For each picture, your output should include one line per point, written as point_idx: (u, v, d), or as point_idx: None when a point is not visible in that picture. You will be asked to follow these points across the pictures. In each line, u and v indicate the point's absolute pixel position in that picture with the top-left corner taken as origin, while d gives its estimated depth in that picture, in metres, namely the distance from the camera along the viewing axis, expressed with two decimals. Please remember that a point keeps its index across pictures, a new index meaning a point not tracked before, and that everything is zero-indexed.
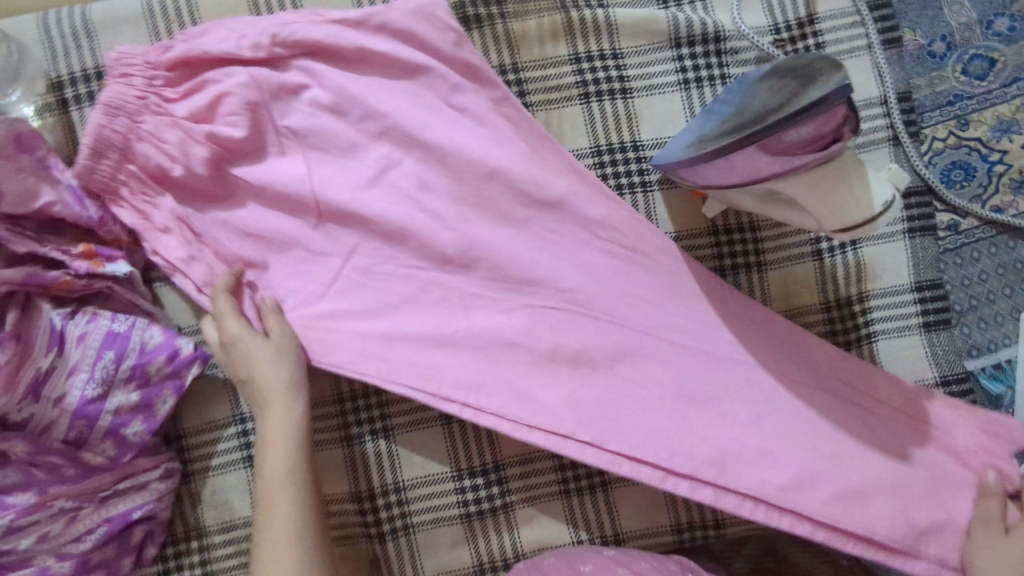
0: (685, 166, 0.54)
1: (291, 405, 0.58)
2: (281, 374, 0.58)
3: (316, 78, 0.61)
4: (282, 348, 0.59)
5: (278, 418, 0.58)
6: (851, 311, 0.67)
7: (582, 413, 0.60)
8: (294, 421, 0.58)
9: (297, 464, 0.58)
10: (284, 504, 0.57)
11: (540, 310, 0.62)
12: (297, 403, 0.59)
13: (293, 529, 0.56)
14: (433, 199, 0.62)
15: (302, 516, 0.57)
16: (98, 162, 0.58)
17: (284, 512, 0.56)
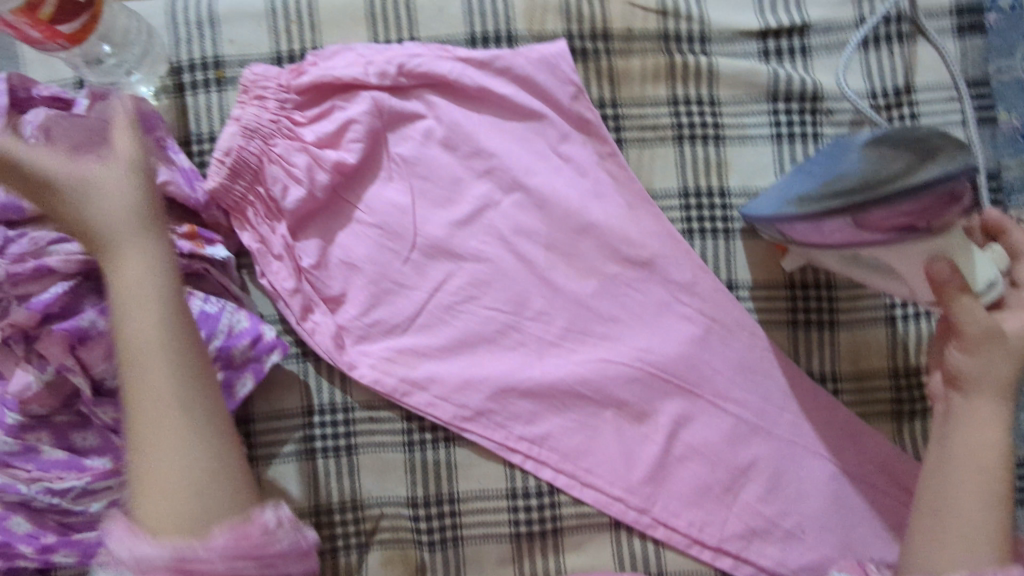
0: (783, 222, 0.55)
1: (152, 239, 0.51)
2: (113, 212, 0.50)
3: (434, 110, 0.66)
4: (128, 185, 0.51)
5: (136, 259, 0.51)
6: (919, 380, 0.67)
7: (633, 451, 0.66)
8: (155, 270, 0.51)
9: (168, 309, 0.50)
10: (159, 363, 0.50)
11: (614, 359, 0.66)
12: (156, 236, 0.52)
13: (168, 385, 0.50)
14: (529, 242, 0.67)
15: (178, 371, 0.50)
16: (233, 184, 0.62)
17: (147, 324, 0.50)
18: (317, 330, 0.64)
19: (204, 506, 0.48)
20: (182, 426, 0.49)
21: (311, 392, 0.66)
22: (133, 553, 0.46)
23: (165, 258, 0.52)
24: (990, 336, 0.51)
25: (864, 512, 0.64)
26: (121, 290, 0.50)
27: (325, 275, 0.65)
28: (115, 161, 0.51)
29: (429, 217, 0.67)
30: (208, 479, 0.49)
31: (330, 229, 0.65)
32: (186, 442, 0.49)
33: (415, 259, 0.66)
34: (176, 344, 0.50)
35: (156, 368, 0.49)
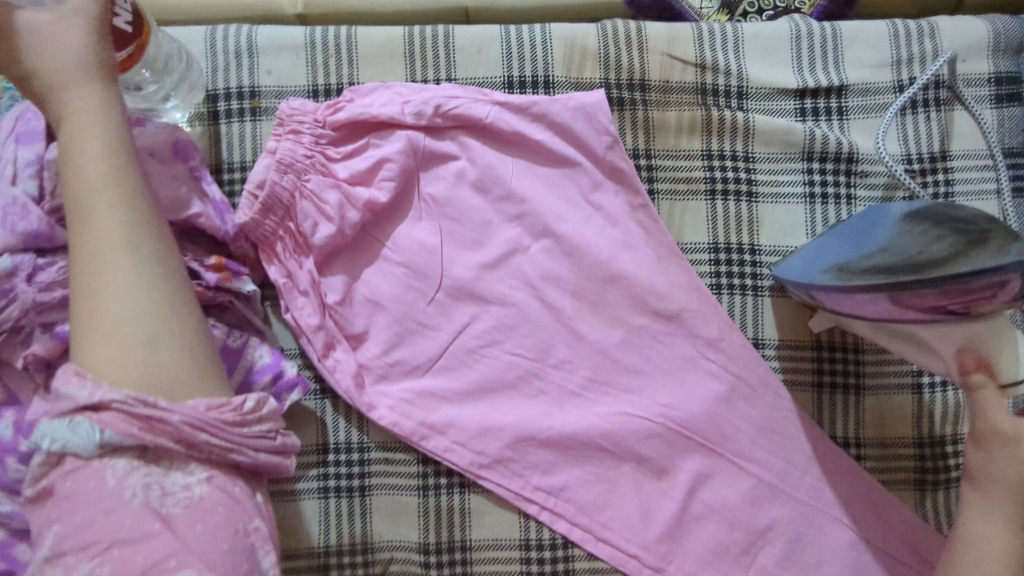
0: (816, 289, 0.54)
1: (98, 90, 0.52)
2: (61, 61, 0.51)
3: (468, 152, 0.66)
4: (84, 39, 0.52)
5: (81, 103, 0.52)
6: (944, 451, 0.66)
7: (650, 507, 0.65)
8: (102, 111, 0.53)
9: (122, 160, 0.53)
10: (105, 197, 0.52)
11: (636, 413, 0.65)
12: (103, 84, 0.53)
13: (116, 234, 0.52)
14: (556, 289, 0.66)
15: (124, 217, 0.52)
16: (264, 218, 0.62)
17: (105, 198, 0.52)
18: (338, 368, 0.63)
19: (157, 352, 0.51)
20: (129, 268, 0.51)
21: (327, 429, 0.65)
22: (89, 396, 0.48)
23: (110, 98, 0.53)
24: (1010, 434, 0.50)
25: None
26: (77, 152, 0.52)
27: (350, 312, 0.64)
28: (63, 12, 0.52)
29: (456, 259, 0.66)
30: (148, 312, 0.51)
31: (356, 266, 0.65)
32: (141, 283, 0.51)
33: (440, 300, 0.66)
34: (133, 200, 0.53)
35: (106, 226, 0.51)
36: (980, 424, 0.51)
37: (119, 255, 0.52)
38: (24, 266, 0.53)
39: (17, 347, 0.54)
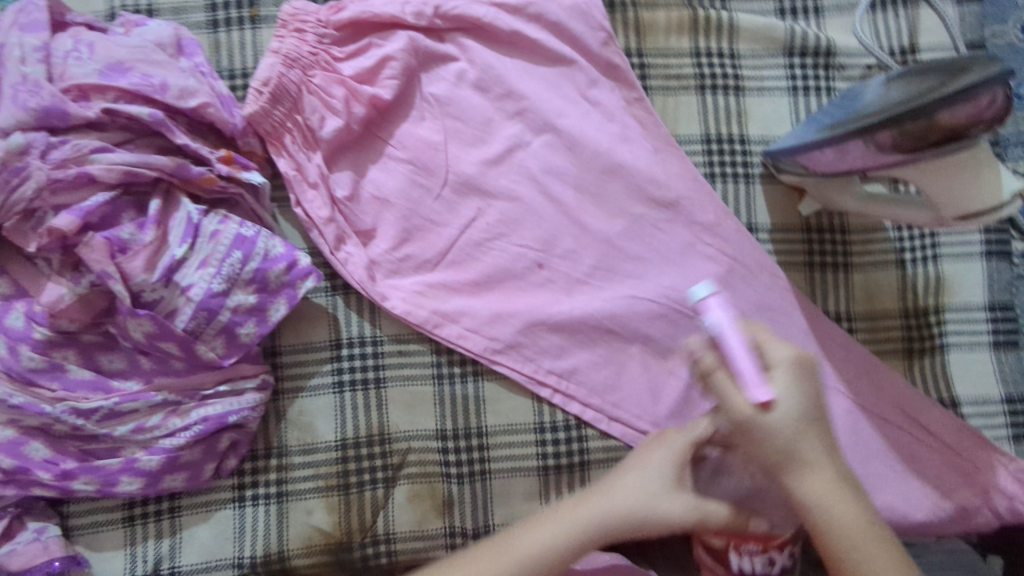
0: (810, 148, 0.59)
1: (616, 490, 0.55)
2: (678, 435, 0.57)
3: (466, 53, 0.69)
4: (657, 467, 0.55)
5: (655, 456, 0.56)
6: (927, 321, 0.70)
7: (656, 388, 0.67)
8: (563, 529, 0.55)
9: (681, 461, 0.56)
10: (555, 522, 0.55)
11: (642, 300, 0.67)
12: (669, 443, 0.57)
13: None
14: (557, 181, 0.69)
15: None
16: (272, 109, 0.63)
17: (633, 495, 0.54)
18: (350, 260, 0.65)
19: None
20: None
21: (339, 325, 0.66)
22: None
23: (604, 501, 0.55)
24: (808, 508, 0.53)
25: (884, 450, 0.67)
26: (569, 512, 0.56)
27: (358, 209, 0.66)
28: (621, 484, 0.55)
29: (460, 156, 0.68)
30: None
31: (362, 163, 0.67)
32: None
33: (446, 195, 0.68)
34: (552, 557, 0.54)
35: (597, 506, 0.55)
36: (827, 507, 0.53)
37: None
38: (37, 144, 0.54)
39: (28, 233, 0.55)
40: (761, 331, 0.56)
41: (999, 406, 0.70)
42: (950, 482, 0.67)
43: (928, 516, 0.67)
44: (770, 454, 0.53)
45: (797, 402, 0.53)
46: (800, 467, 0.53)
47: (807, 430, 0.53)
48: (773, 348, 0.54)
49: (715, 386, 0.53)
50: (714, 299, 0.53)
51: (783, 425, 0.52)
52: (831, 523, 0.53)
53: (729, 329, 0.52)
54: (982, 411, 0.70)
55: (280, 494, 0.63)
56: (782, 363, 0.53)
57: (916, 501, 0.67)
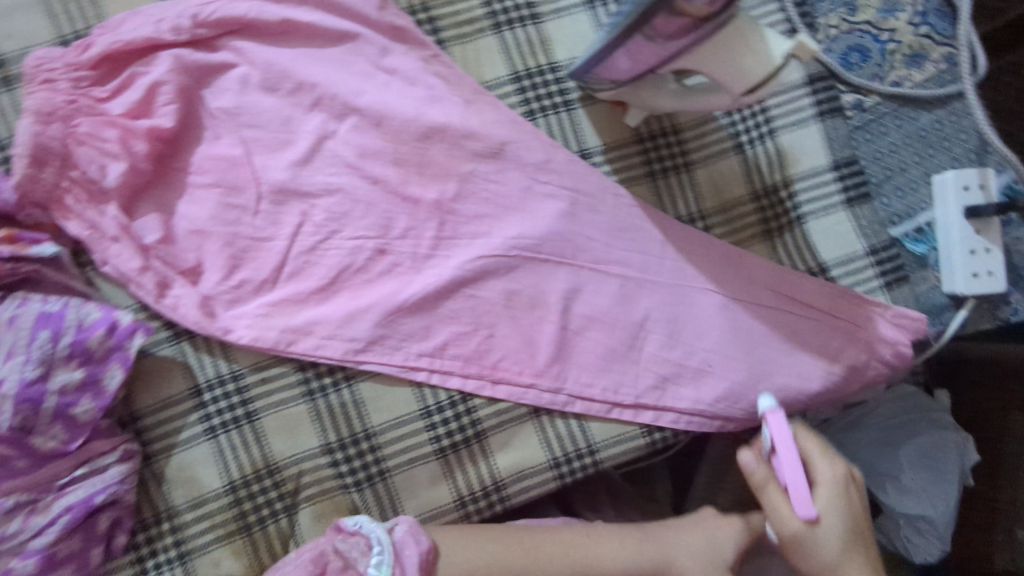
0: (597, 59, 0.58)
1: (686, 533, 0.65)
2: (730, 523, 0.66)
3: (243, 56, 0.64)
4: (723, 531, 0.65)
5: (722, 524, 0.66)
6: (779, 197, 0.70)
7: (531, 341, 0.66)
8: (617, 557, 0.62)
9: (734, 548, 0.65)
10: (612, 542, 0.63)
11: (494, 258, 0.66)
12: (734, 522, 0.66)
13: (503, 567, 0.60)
14: (375, 162, 0.66)
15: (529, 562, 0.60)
16: (40, 173, 0.59)
17: (694, 555, 0.63)
18: (179, 303, 0.61)
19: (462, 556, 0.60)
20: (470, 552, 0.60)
21: (192, 371, 0.63)
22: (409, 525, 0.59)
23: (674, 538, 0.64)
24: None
25: (769, 335, 0.67)
26: (608, 539, 0.63)
27: (175, 248, 0.62)
28: (699, 522, 0.66)
29: (267, 164, 0.64)
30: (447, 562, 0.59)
31: (165, 200, 0.63)
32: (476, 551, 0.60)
33: (265, 208, 0.64)
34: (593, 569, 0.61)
35: (660, 552, 0.63)
36: None
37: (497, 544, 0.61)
38: None
39: None
40: (807, 442, 0.65)
41: (866, 260, 0.70)
42: (836, 347, 0.68)
43: (824, 383, 0.67)
44: (813, 563, 0.61)
45: (842, 523, 0.61)
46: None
47: (851, 553, 0.61)
48: (823, 466, 0.63)
49: (766, 498, 0.62)
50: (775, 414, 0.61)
51: (827, 535, 0.61)
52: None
53: (787, 445, 0.61)
54: (851, 270, 0.70)
55: (182, 555, 0.61)
56: (829, 482, 0.62)
57: (811, 374, 0.67)
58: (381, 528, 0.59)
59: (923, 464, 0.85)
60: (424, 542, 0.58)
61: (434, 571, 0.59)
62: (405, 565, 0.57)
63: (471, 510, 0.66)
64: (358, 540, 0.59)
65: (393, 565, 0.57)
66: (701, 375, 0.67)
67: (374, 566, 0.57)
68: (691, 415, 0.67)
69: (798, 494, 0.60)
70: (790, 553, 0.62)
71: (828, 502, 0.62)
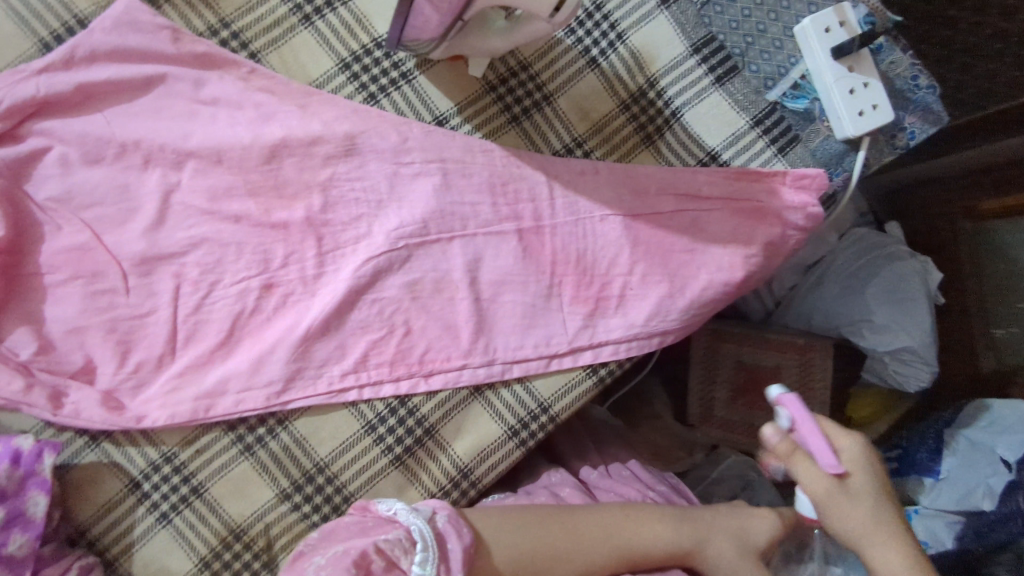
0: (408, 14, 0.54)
1: (725, 512, 0.68)
2: (759, 515, 0.68)
3: (54, 136, 0.61)
4: (758, 518, 0.68)
5: (753, 517, 0.68)
6: (649, 99, 0.68)
7: (448, 325, 0.64)
8: (657, 537, 0.63)
9: (767, 539, 0.67)
10: (656, 519, 0.64)
11: (382, 257, 0.63)
12: (770, 513, 0.69)
13: (547, 537, 0.60)
14: (230, 199, 0.62)
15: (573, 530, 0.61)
16: None
17: (726, 535, 0.65)
18: (81, 407, 0.59)
19: (505, 541, 0.59)
20: (510, 535, 0.59)
21: (123, 468, 0.61)
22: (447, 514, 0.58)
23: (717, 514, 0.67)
24: (866, 538, 0.61)
25: (680, 241, 0.66)
26: (646, 518, 0.64)
27: (56, 354, 0.59)
28: (734, 510, 0.68)
29: (121, 238, 0.61)
30: (492, 540, 0.59)
31: (28, 310, 0.59)
32: (512, 529, 0.60)
33: (134, 283, 0.61)
34: (642, 535, 0.63)
35: (697, 533, 0.65)
36: (880, 564, 0.61)
37: (539, 522, 0.61)
38: None
39: None
40: (828, 424, 0.64)
41: (752, 133, 0.68)
42: (750, 229, 0.66)
43: (747, 269, 0.66)
44: (850, 524, 0.61)
45: (873, 479, 0.63)
46: (870, 539, 0.61)
47: (879, 510, 0.62)
48: (843, 437, 0.64)
49: (793, 467, 0.62)
50: (789, 398, 0.62)
51: (855, 498, 0.62)
52: (880, 566, 0.60)
53: (807, 417, 0.62)
54: (740, 148, 0.68)
55: None
56: (856, 450, 0.63)
57: (731, 264, 0.66)
58: (420, 519, 0.56)
59: (889, 299, 0.88)
60: (465, 534, 0.56)
61: (475, 559, 0.57)
62: (448, 559, 0.55)
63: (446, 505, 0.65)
64: (398, 538, 0.54)
65: (439, 560, 0.54)
66: (626, 303, 0.65)
67: (419, 563, 0.53)
68: (628, 341, 0.65)
69: (828, 455, 0.61)
70: (824, 514, 0.62)
71: (857, 462, 0.63)
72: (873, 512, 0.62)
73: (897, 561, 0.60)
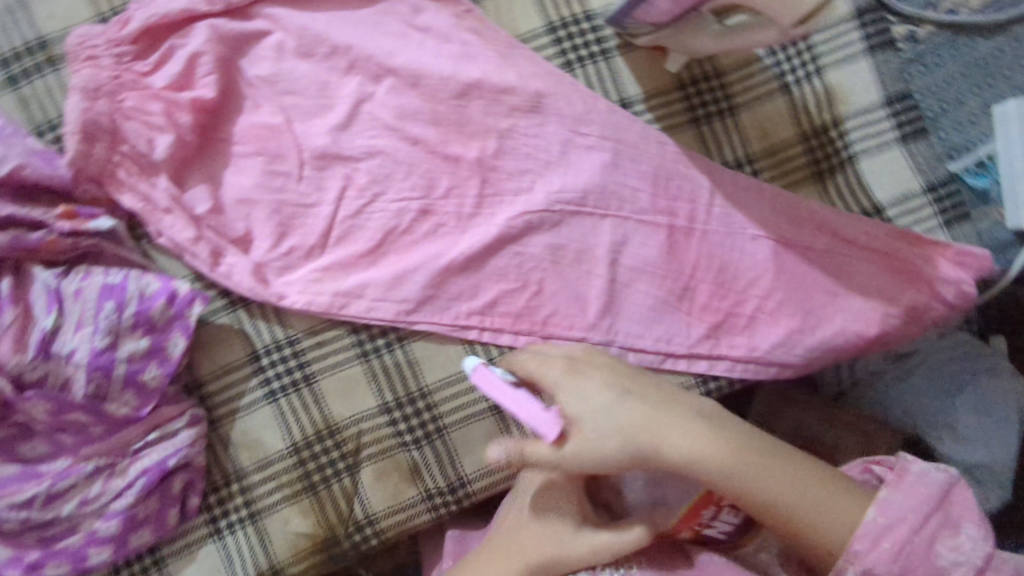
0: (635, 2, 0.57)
1: (535, 510, 0.59)
2: (557, 488, 0.60)
3: (278, 22, 0.65)
4: (545, 498, 0.60)
5: (542, 499, 0.60)
6: (830, 136, 0.68)
7: (578, 297, 0.65)
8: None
9: (579, 497, 0.60)
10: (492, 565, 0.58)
11: (537, 215, 0.65)
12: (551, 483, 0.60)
13: None
14: (414, 122, 0.65)
15: None
16: (92, 149, 0.60)
17: (541, 537, 0.58)
18: (233, 271, 0.63)
19: None
20: None
21: (249, 338, 0.64)
22: None
23: (523, 515, 0.60)
24: (686, 458, 0.54)
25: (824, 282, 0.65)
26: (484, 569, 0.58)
27: (225, 218, 0.63)
28: (524, 507, 0.60)
29: (308, 131, 0.65)
30: None
31: (212, 171, 0.64)
32: None
33: (308, 174, 0.65)
34: None
35: (519, 560, 0.58)
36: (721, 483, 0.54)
37: None
38: None
39: None
40: (547, 373, 0.56)
41: (923, 199, 0.68)
42: (897, 290, 0.65)
43: (883, 327, 0.65)
44: (625, 456, 0.54)
45: (587, 403, 0.54)
46: (660, 446, 0.54)
47: (649, 411, 0.55)
48: (547, 368, 0.57)
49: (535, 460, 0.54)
50: (482, 369, 0.54)
51: (600, 439, 0.54)
52: (723, 470, 0.54)
53: (505, 390, 0.54)
54: (907, 209, 0.68)
55: (252, 514, 0.63)
56: (557, 377, 0.56)
57: (868, 318, 0.65)
58: None
59: (979, 409, 0.75)
60: None
61: None
62: None
63: None
64: None
65: None
66: (753, 327, 0.66)
67: None
68: (745, 363, 0.66)
69: (540, 421, 0.53)
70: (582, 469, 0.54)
71: (578, 406, 0.54)
72: (719, 439, 0.55)
73: (727, 455, 0.54)
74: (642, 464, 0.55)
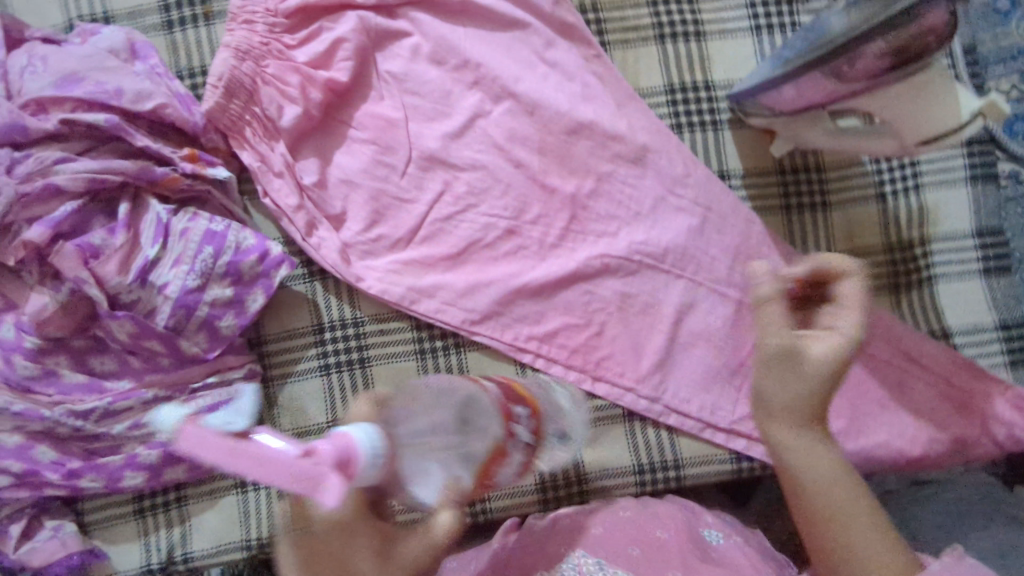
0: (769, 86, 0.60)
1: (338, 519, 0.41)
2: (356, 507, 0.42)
3: (420, 27, 0.69)
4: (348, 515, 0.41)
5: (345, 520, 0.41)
6: (914, 253, 0.69)
7: (636, 347, 0.67)
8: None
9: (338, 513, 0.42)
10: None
11: (615, 260, 0.67)
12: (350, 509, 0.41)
13: None
14: (522, 147, 0.68)
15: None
16: (228, 104, 0.65)
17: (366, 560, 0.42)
18: (322, 245, 0.66)
19: None
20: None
21: (319, 311, 0.67)
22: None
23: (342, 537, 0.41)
24: (800, 437, 0.55)
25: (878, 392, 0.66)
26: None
27: (326, 194, 0.67)
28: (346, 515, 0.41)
29: (422, 131, 0.68)
30: None
31: (326, 148, 0.67)
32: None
33: (412, 172, 0.68)
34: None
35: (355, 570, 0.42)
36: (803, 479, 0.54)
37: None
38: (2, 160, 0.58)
39: (6, 248, 0.58)
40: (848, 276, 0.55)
41: (993, 335, 0.68)
42: (948, 417, 0.66)
43: (927, 450, 0.65)
44: (781, 400, 0.54)
45: (854, 334, 0.53)
46: (795, 414, 0.55)
47: (819, 382, 0.55)
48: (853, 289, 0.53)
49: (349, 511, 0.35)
50: (190, 432, 0.31)
51: (788, 383, 0.54)
52: (818, 471, 0.54)
53: (233, 452, 0.30)
54: (975, 341, 0.68)
55: None
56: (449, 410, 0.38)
57: (913, 438, 0.65)
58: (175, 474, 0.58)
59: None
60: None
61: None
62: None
63: (550, 497, 0.67)
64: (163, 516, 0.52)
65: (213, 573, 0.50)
66: None
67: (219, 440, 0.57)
68: None
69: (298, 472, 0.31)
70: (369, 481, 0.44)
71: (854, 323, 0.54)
72: (827, 452, 0.54)
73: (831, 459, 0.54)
74: (771, 416, 0.56)
